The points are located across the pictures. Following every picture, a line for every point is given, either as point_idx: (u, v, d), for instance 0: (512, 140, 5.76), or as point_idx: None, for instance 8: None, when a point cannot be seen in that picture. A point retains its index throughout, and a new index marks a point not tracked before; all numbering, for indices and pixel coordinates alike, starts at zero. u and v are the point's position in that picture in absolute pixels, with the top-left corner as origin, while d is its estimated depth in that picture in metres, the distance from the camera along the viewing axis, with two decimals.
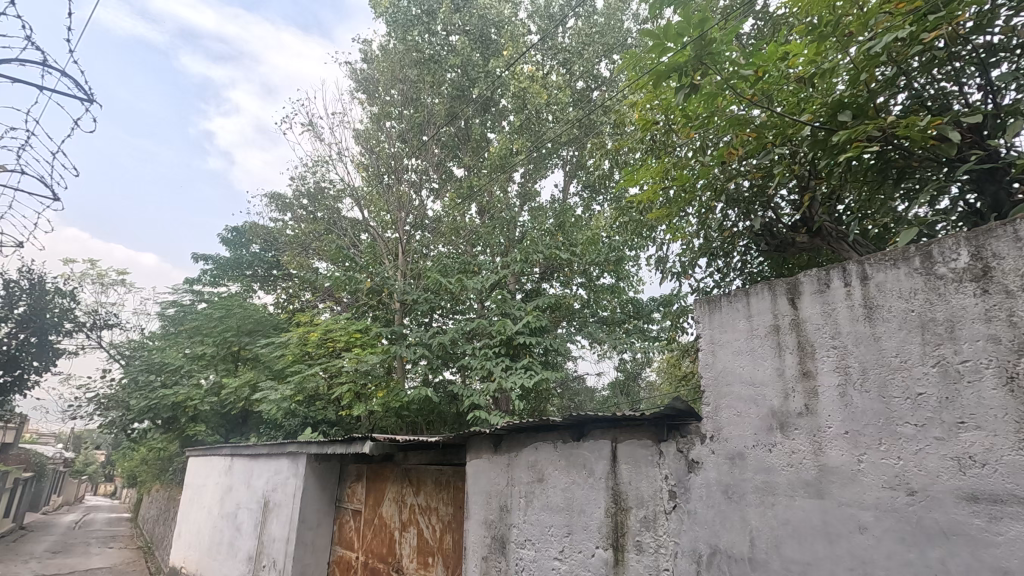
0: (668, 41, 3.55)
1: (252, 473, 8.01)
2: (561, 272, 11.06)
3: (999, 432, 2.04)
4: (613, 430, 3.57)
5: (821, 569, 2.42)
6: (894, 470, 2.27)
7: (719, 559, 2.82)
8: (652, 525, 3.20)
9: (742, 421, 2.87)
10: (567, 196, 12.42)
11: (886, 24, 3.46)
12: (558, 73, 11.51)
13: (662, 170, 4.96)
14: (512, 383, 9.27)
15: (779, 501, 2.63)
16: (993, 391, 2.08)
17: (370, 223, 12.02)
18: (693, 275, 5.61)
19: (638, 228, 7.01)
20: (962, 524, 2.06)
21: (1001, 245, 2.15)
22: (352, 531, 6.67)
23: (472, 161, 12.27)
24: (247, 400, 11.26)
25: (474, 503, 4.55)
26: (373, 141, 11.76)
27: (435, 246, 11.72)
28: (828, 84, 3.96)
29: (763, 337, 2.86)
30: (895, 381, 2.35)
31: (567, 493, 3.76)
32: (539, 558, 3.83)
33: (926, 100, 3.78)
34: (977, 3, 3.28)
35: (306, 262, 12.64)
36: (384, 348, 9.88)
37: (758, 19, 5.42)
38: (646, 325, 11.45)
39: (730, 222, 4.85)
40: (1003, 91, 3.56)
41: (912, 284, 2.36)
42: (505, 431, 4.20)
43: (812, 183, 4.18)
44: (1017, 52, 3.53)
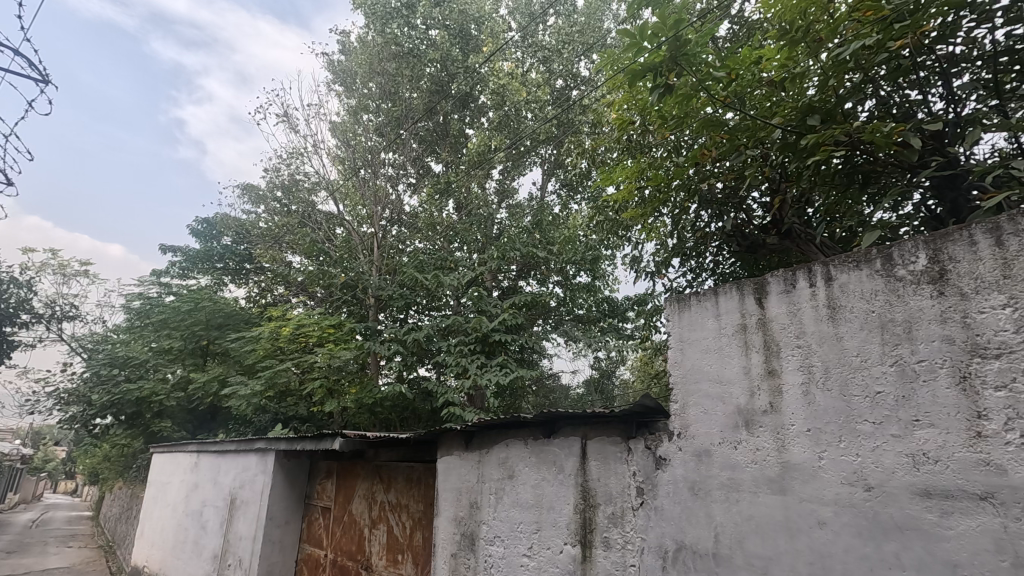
0: (643, 40, 3.58)
1: (219, 470, 7.84)
2: (538, 271, 11.12)
3: (951, 430, 2.10)
4: (583, 427, 3.59)
5: (782, 564, 2.46)
6: (852, 466, 2.33)
7: (683, 555, 2.86)
8: (620, 521, 3.23)
9: (709, 419, 2.90)
10: (546, 194, 12.40)
11: (854, 30, 3.54)
12: (538, 71, 11.53)
13: (638, 170, 4.99)
14: (487, 381, 9.30)
15: (743, 497, 2.67)
16: (946, 390, 2.15)
17: (345, 216, 11.84)
18: (666, 275, 5.69)
19: (614, 227, 7.05)
20: (917, 519, 2.12)
21: (957, 249, 2.21)
22: (321, 528, 6.58)
23: (450, 157, 12.24)
24: (215, 395, 11.05)
25: (444, 500, 4.52)
26: (349, 134, 11.59)
27: (412, 242, 11.63)
28: (800, 89, 4.02)
29: (730, 336, 2.91)
30: (855, 380, 2.41)
31: (538, 489, 3.77)
32: (508, 555, 3.83)
33: (891, 109, 3.88)
34: (942, 14, 3.37)
35: (280, 256, 12.15)
36: (358, 344, 9.80)
37: (734, 22, 5.46)
38: (621, 325, 11.56)
39: (703, 223, 4.89)
40: (964, 101, 3.65)
41: (874, 285, 2.43)
42: (476, 428, 4.17)
43: (782, 186, 4.25)
44: (977, 63, 3.63)
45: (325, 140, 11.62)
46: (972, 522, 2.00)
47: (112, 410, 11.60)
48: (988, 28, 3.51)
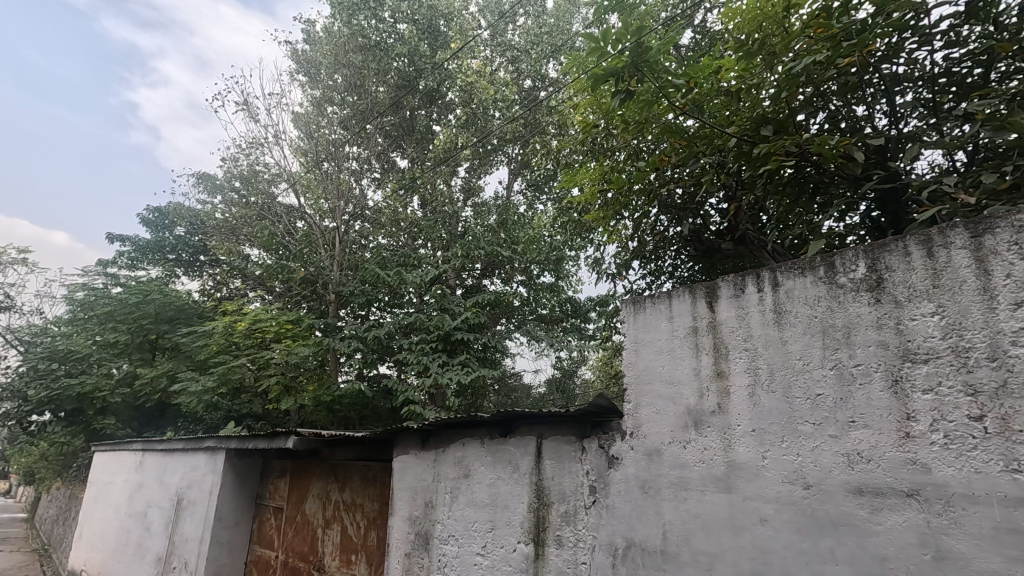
0: (606, 45, 3.65)
1: (165, 470, 7.54)
2: (503, 269, 11.14)
3: (883, 431, 2.21)
4: (539, 427, 3.62)
5: (726, 561, 2.54)
6: (793, 465, 2.42)
7: (633, 552, 2.92)
8: (572, 519, 3.27)
9: (661, 419, 2.97)
10: (511, 193, 12.39)
11: (807, 46, 3.68)
12: (506, 70, 11.52)
13: (600, 173, 5.05)
14: (448, 380, 9.26)
15: (691, 496, 2.74)
16: (880, 392, 2.26)
17: (306, 210, 11.56)
18: (626, 277, 5.77)
19: (578, 229, 7.10)
20: (850, 515, 2.23)
21: (893, 259, 2.33)
22: (272, 528, 6.43)
23: (416, 153, 12.13)
24: (164, 391, 10.65)
25: (399, 500, 4.46)
26: (313, 126, 11.37)
27: (375, 238, 11.46)
28: (755, 100, 4.14)
29: (682, 338, 2.98)
30: (797, 382, 2.50)
31: (493, 488, 3.78)
32: (462, 553, 3.82)
33: (839, 122, 4.05)
34: (888, 33, 3.54)
35: (236, 248, 11.82)
36: (317, 340, 9.61)
37: (697, 31, 5.58)
38: (584, 325, 11.65)
39: (662, 226, 4.96)
40: (905, 118, 3.83)
41: (817, 291, 2.53)
42: (432, 426, 4.14)
43: (738, 194, 4.37)
44: (919, 82, 3.82)
45: (287, 132, 11.34)
46: (899, 517, 2.11)
47: (50, 406, 11.04)
48: (928, 50, 3.70)
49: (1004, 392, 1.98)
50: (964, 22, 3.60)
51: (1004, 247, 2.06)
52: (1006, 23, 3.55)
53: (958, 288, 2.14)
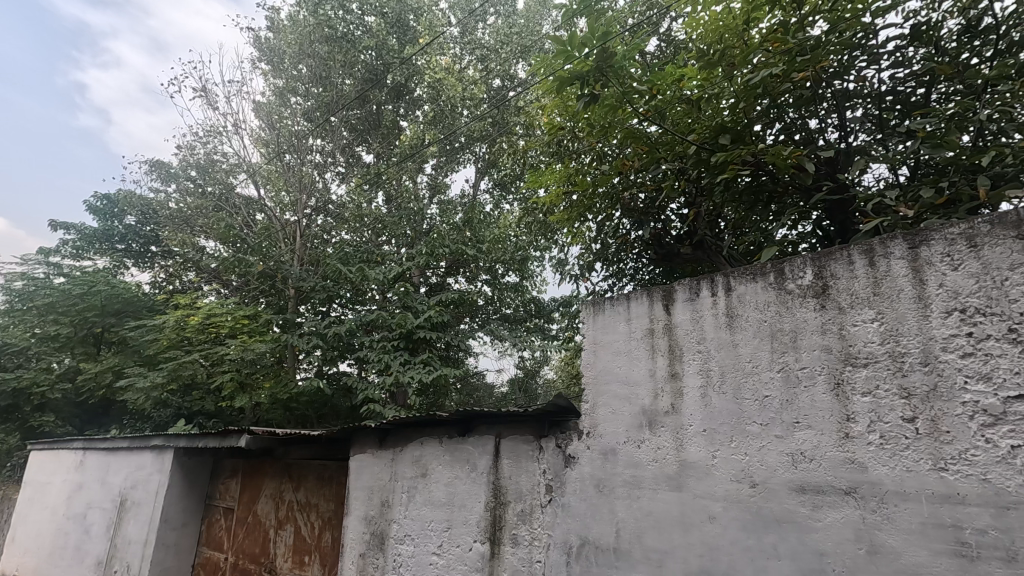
0: (572, 49, 3.69)
1: (108, 470, 7.21)
2: (467, 268, 11.10)
3: (825, 431, 2.31)
4: (497, 426, 3.63)
5: (675, 557, 2.61)
6: (740, 464, 2.51)
7: (586, 550, 2.96)
8: (528, 518, 3.30)
9: (616, 419, 3.02)
10: (478, 192, 12.33)
11: (764, 60, 3.81)
12: (475, 69, 11.45)
13: (565, 175, 5.09)
14: (409, 379, 9.15)
15: (644, 494, 2.80)
16: (823, 395, 2.36)
17: (266, 202, 11.24)
18: (589, 278, 5.82)
19: (543, 229, 7.15)
20: (792, 512, 2.32)
21: (838, 267, 2.44)
22: (221, 530, 6.23)
23: (382, 148, 11.94)
24: (109, 387, 10.17)
25: (354, 500, 4.39)
26: (275, 116, 11.06)
27: (338, 233, 11.24)
28: (714, 109, 4.25)
29: (639, 340, 3.04)
30: (747, 385, 2.59)
31: (450, 488, 3.76)
32: (418, 553, 3.79)
33: (794, 134, 4.20)
34: (840, 50, 3.69)
35: (191, 239, 11.09)
36: (274, 336, 9.34)
37: (662, 40, 5.69)
38: (547, 325, 11.72)
39: (625, 228, 5.01)
40: (854, 133, 4.00)
41: (767, 297, 2.62)
42: (390, 425, 4.09)
43: (697, 200, 4.47)
44: (868, 99, 3.99)
45: (247, 121, 10.98)
46: (837, 514, 2.21)
47: None
48: (876, 69, 3.88)
49: (935, 395, 2.10)
50: (909, 44, 3.80)
51: (938, 258, 2.19)
52: (946, 48, 3.75)
53: (896, 296, 2.26)
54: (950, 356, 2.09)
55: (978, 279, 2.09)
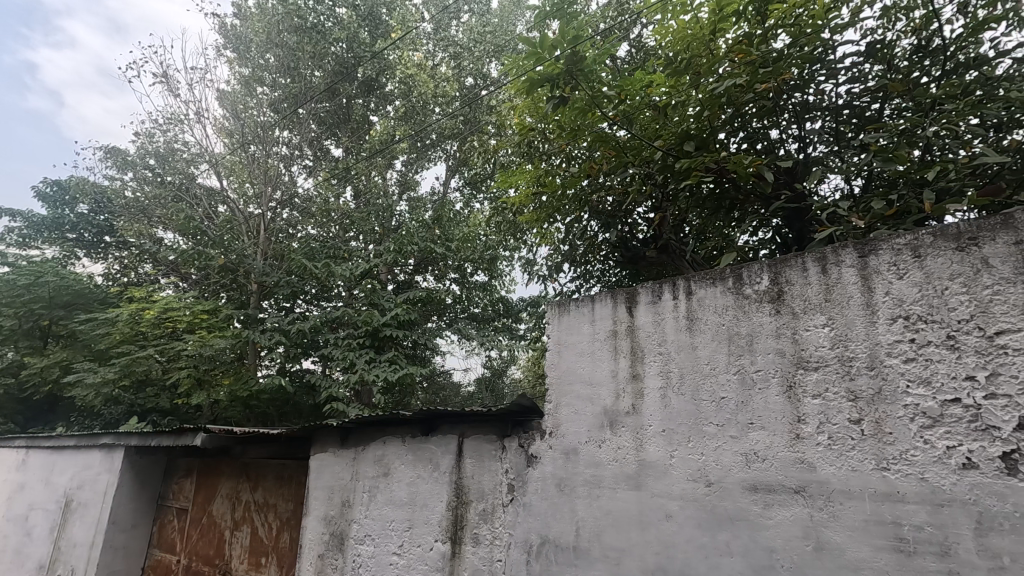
0: (543, 51, 3.72)
1: (53, 469, 6.89)
2: (436, 266, 11.04)
3: (777, 432, 2.39)
4: (461, 425, 3.63)
5: (633, 555, 2.66)
6: (697, 464, 2.57)
7: (546, 549, 2.98)
8: (490, 517, 3.31)
9: (579, 419, 3.06)
10: (448, 190, 12.25)
11: (729, 70, 3.91)
12: (448, 66, 11.36)
13: (535, 176, 5.11)
14: (375, 377, 9.02)
15: (604, 493, 2.84)
16: (776, 397, 2.44)
17: (228, 193, 10.93)
18: (557, 279, 5.85)
19: (512, 229, 7.18)
20: (745, 510, 2.39)
21: (792, 274, 2.52)
22: (174, 531, 6.03)
23: (351, 143, 11.74)
24: (56, 382, 9.71)
25: (314, 500, 4.31)
26: (240, 106, 10.76)
27: (303, 227, 11.02)
28: (681, 116, 4.33)
29: (602, 341, 3.09)
30: (704, 386, 2.65)
31: (412, 487, 3.73)
32: (378, 554, 3.74)
33: (756, 143, 4.32)
34: (801, 63, 3.82)
35: (148, 230, 10.68)
36: (235, 332, 9.06)
37: (632, 45, 5.77)
38: (514, 325, 11.74)
39: (592, 230, 5.04)
40: (812, 144, 4.14)
41: (725, 301, 2.69)
42: (353, 424, 4.04)
43: (663, 205, 4.55)
44: (827, 111, 4.13)
45: (210, 110, 10.65)
46: (787, 512, 2.29)
47: None
48: (834, 83, 4.03)
49: (879, 398, 2.20)
50: (865, 61, 3.96)
51: (885, 267, 2.29)
52: (899, 66, 3.93)
53: (846, 303, 2.36)
54: (894, 361, 2.19)
55: (922, 288, 2.20)
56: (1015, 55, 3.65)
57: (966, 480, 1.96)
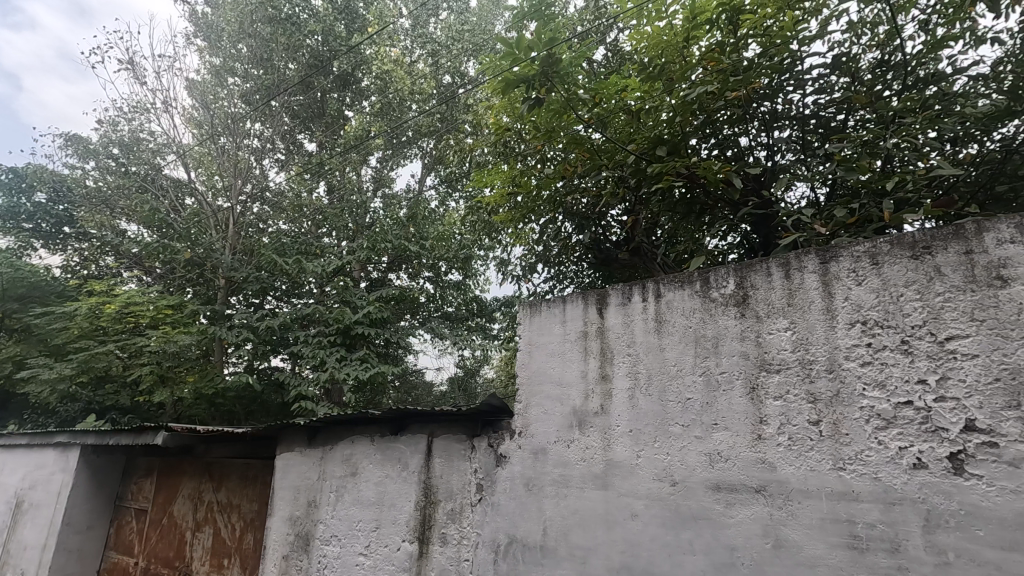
0: (519, 52, 3.74)
1: (3, 469, 6.59)
2: (410, 264, 10.95)
3: (740, 432, 2.45)
4: (431, 425, 3.61)
5: (598, 554, 2.69)
6: (663, 464, 2.61)
7: (514, 548, 2.99)
8: (458, 517, 3.30)
9: (548, 419, 3.08)
10: (424, 187, 12.17)
11: (700, 77, 3.99)
12: (426, 63, 11.27)
13: (510, 175, 5.10)
14: (345, 375, 8.90)
15: (571, 493, 2.87)
16: (740, 398, 2.50)
17: (196, 185, 10.65)
18: (531, 279, 5.86)
19: (487, 229, 7.17)
20: (708, 509, 2.44)
21: (757, 278, 2.59)
22: (132, 532, 5.85)
23: (325, 137, 11.57)
24: (8, 379, 9.29)
25: (279, 500, 4.24)
26: (210, 97, 10.50)
27: (274, 222, 10.81)
28: (654, 120, 4.36)
29: (573, 342, 3.12)
30: (671, 388, 2.70)
31: (380, 487, 3.70)
32: (344, 554, 3.70)
33: (726, 150, 4.42)
34: (770, 72, 3.92)
35: (111, 221, 10.31)
36: (200, 328, 8.81)
37: (609, 49, 5.82)
38: (488, 325, 11.72)
39: (566, 231, 5.06)
40: (781, 152, 4.23)
41: (693, 304, 2.75)
42: (320, 423, 3.98)
43: (636, 208, 4.59)
44: (795, 120, 4.23)
45: (178, 99, 10.34)
46: (748, 511, 2.35)
47: None
48: (801, 93, 4.14)
49: (837, 400, 2.27)
50: (831, 73, 4.08)
51: (845, 273, 2.37)
52: (863, 79, 4.06)
53: (807, 307, 2.43)
54: (852, 364, 2.27)
55: (878, 294, 2.28)
56: (970, 72, 3.81)
57: (916, 479, 2.04)
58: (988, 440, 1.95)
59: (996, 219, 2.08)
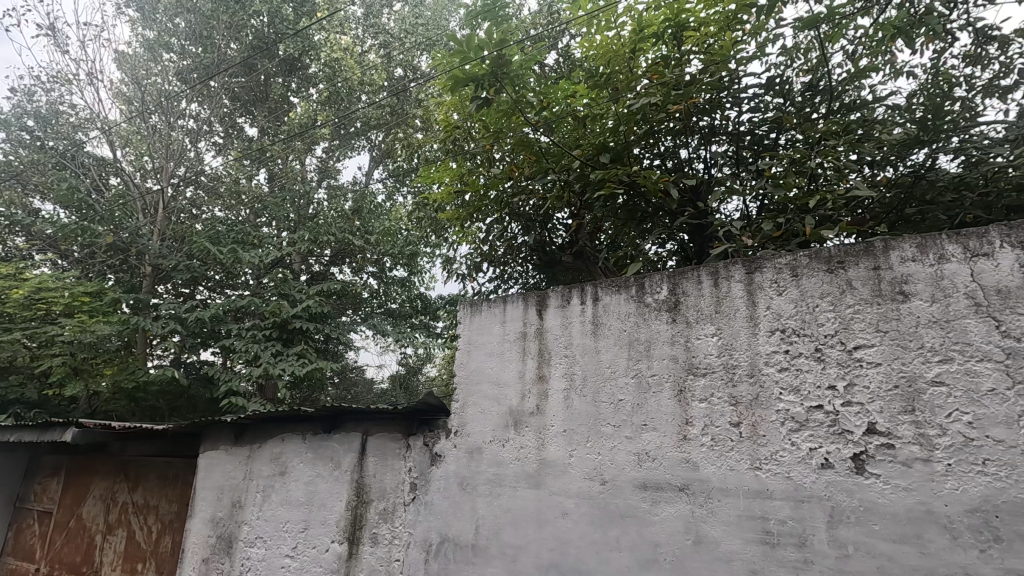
0: (469, 51, 3.75)
1: None
2: (353, 259, 10.67)
3: (667, 433, 2.55)
4: (365, 423, 3.54)
5: (529, 552, 2.72)
6: (594, 463, 2.68)
7: (445, 548, 2.98)
8: (390, 517, 3.26)
9: (484, 418, 3.09)
10: (371, 181, 11.90)
11: (645, 89, 4.14)
12: (377, 54, 11.03)
13: (458, 173, 5.07)
14: (280, 371, 8.57)
15: (504, 492, 2.89)
16: (668, 400, 2.59)
17: (122, 165, 9.95)
18: (476, 278, 5.83)
19: (434, 226, 7.11)
20: (635, 507, 2.52)
21: (688, 285, 2.70)
22: (34, 536, 5.41)
23: (268, 123, 11.12)
24: None
25: (200, 500, 4.04)
26: (141, 72, 9.90)
27: (209, 209, 10.29)
28: (600, 127, 4.46)
29: (512, 342, 3.14)
30: (604, 390, 2.77)
31: (310, 486, 3.59)
32: (269, 556, 3.57)
33: (668, 160, 4.58)
34: (710, 89, 4.09)
35: (22, 199, 9.47)
36: (122, 318, 8.25)
37: (560, 54, 5.90)
38: (432, 323, 11.58)
39: (512, 232, 5.00)
40: (718, 165, 4.43)
41: (629, 308, 2.83)
42: (248, 420, 3.82)
43: (581, 212, 4.67)
44: (732, 136, 4.43)
45: (105, 72, 9.65)
46: (672, 508, 2.44)
47: None
48: (738, 111, 4.35)
49: (756, 402, 2.40)
50: (765, 93, 4.30)
51: (768, 283, 2.51)
52: (795, 101, 4.29)
53: (733, 314, 2.56)
54: (771, 369, 2.40)
55: (796, 304, 2.43)
56: (888, 102, 4.12)
57: (823, 478, 2.19)
58: (886, 442, 2.12)
59: (900, 239, 2.27)
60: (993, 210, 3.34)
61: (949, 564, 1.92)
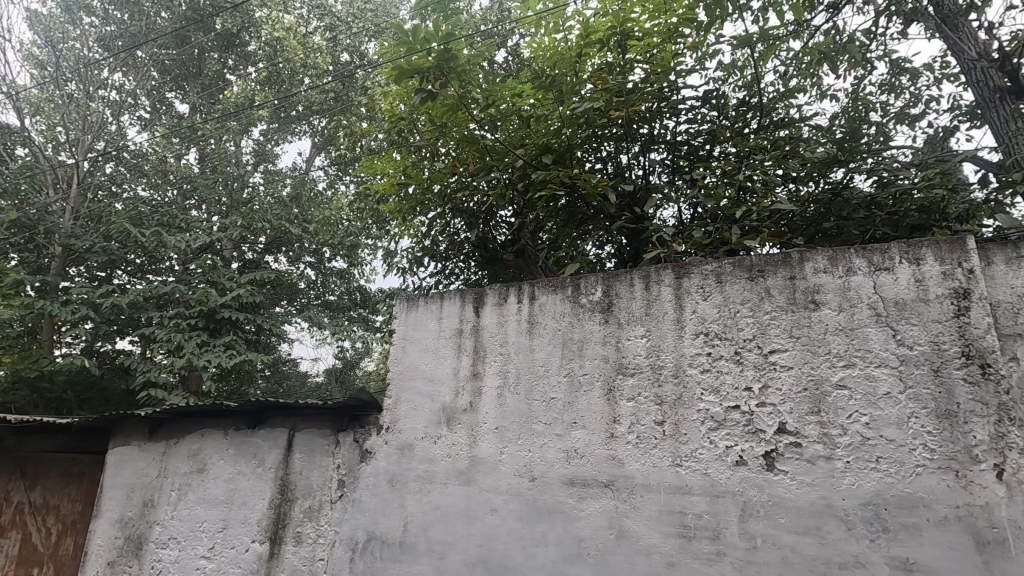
0: (414, 42, 3.68)
1: None
2: (290, 247, 10.23)
3: (594, 431, 2.62)
4: (293, 419, 3.43)
5: (457, 548, 2.72)
6: (524, 460, 2.72)
7: (372, 545, 2.94)
8: (315, 515, 3.17)
9: (416, 414, 3.06)
10: (312, 167, 11.46)
11: (589, 94, 4.22)
12: (323, 36, 10.60)
13: (400, 165, 4.97)
14: (206, 363, 7.99)
15: (434, 489, 2.88)
16: (597, 399, 2.66)
17: (31, 134, 9.07)
18: (417, 273, 5.75)
19: (376, 217, 6.93)
20: (561, 503, 2.58)
21: (621, 287, 2.78)
22: None
23: (201, 100, 10.50)
24: None
25: (107, 500, 3.76)
26: (58, 34, 9.16)
27: (132, 187, 9.62)
28: (544, 127, 4.50)
29: (447, 339, 3.13)
30: (536, 388, 2.81)
31: (230, 484, 3.44)
32: (182, 557, 3.39)
33: (609, 164, 4.68)
34: (650, 98, 4.22)
35: None
36: (25, 301, 7.56)
37: (510, 52, 5.89)
38: (371, 316, 11.16)
39: (454, 227, 4.95)
40: (655, 172, 4.57)
41: (564, 308, 2.88)
42: (165, 414, 3.61)
43: (524, 212, 4.70)
44: (670, 144, 4.59)
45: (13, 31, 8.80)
46: (597, 504, 2.51)
47: None
48: (676, 121, 4.51)
49: (680, 402, 2.50)
50: (702, 105, 4.48)
51: (694, 288, 2.62)
52: (728, 115, 4.50)
53: (661, 317, 2.65)
54: (694, 370, 2.51)
55: (720, 309, 2.55)
56: (812, 122, 4.40)
57: (737, 474, 2.32)
58: (794, 441, 2.26)
59: (814, 251, 2.44)
60: (899, 228, 3.69)
61: (843, 553, 2.09)
